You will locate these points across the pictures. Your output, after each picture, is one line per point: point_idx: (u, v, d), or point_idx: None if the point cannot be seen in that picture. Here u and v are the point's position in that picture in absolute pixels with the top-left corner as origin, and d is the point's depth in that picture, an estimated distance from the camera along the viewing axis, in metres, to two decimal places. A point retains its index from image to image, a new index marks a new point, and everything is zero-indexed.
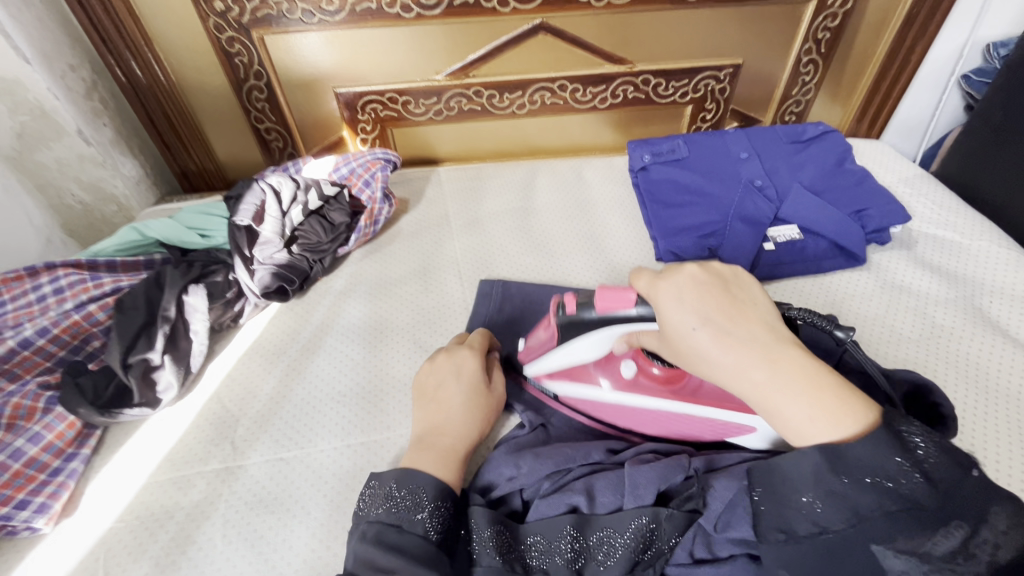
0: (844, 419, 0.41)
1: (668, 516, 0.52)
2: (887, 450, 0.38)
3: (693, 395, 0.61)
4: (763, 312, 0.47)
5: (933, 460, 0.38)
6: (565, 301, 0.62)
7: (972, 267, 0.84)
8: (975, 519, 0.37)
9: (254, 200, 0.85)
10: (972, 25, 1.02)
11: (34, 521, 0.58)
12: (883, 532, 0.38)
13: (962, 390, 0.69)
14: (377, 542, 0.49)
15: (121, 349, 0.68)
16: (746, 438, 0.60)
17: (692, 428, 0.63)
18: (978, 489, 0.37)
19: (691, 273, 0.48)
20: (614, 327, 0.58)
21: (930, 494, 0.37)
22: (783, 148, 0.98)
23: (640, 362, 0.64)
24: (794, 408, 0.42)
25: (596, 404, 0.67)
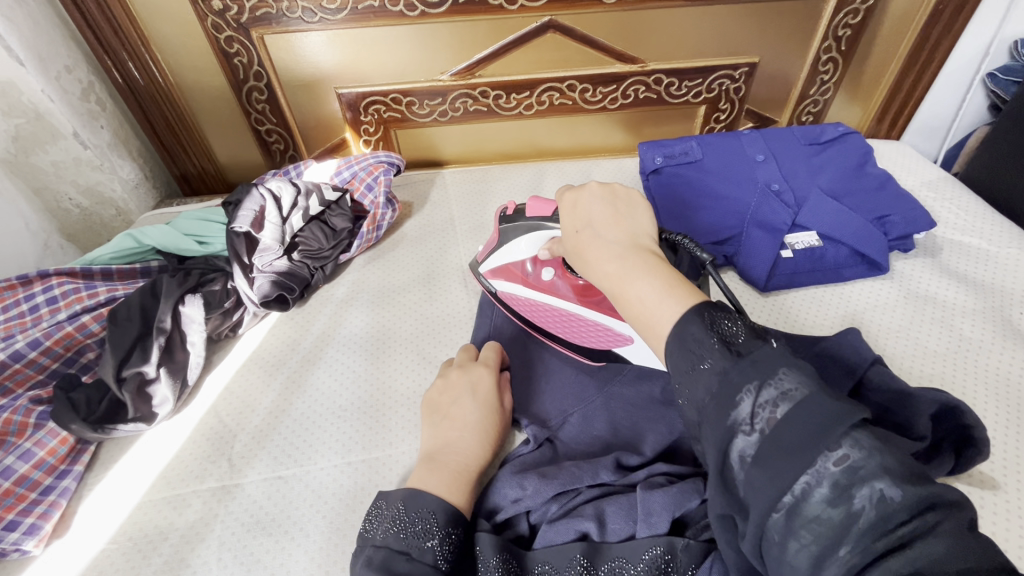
0: (677, 295, 0.40)
1: (685, 546, 0.49)
2: (692, 337, 0.38)
3: (599, 305, 0.69)
4: (635, 226, 0.47)
5: (738, 337, 0.37)
6: (508, 207, 0.73)
7: (1000, 276, 0.81)
8: (758, 379, 0.35)
9: (252, 206, 0.81)
10: (1000, 21, 0.98)
11: (23, 544, 0.56)
12: (715, 413, 0.36)
13: (992, 407, 0.65)
14: (383, 569, 0.46)
15: (115, 363, 0.65)
16: (625, 349, 0.66)
17: (585, 335, 0.70)
18: (771, 355, 0.36)
19: (594, 190, 0.50)
20: (541, 231, 0.68)
21: (721, 368, 0.36)
22: (801, 150, 0.94)
23: (564, 272, 0.72)
24: (640, 287, 0.42)
25: (519, 299, 0.75)
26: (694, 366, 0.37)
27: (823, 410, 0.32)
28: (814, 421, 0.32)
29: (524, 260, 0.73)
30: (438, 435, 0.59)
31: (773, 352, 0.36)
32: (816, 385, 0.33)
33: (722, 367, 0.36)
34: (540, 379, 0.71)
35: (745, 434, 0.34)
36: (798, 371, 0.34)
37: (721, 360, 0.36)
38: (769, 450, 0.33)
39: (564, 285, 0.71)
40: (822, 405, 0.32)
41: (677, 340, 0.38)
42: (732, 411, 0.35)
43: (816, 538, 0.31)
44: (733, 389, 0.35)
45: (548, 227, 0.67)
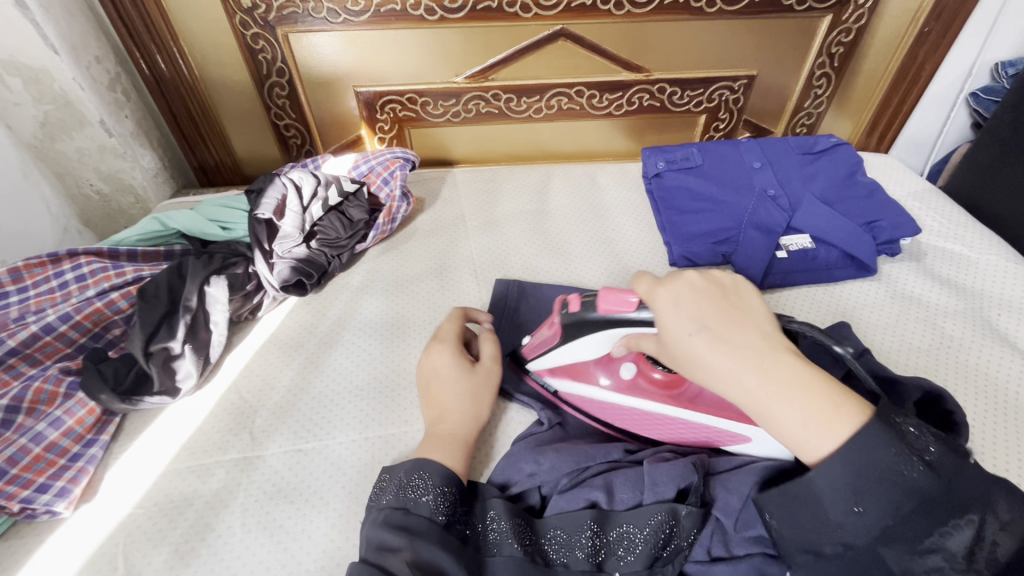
0: (835, 423, 0.42)
1: (687, 513, 0.52)
2: (880, 453, 0.41)
3: (690, 401, 0.60)
4: (758, 321, 0.47)
5: (939, 459, 0.41)
6: (571, 300, 0.63)
7: (981, 281, 0.86)
8: (976, 516, 0.40)
9: (275, 194, 0.86)
10: (981, 46, 1.04)
11: (54, 505, 0.58)
12: (912, 537, 0.41)
13: (972, 399, 0.70)
14: (386, 524, 0.50)
15: (143, 338, 0.68)
16: (741, 447, 0.58)
17: (686, 437, 0.61)
18: (974, 478, 0.41)
19: (690, 280, 0.49)
20: (615, 331, 0.59)
21: (931, 495, 0.40)
22: (795, 158, 0.99)
23: (641, 365, 0.63)
24: (786, 414, 0.43)
25: (593, 403, 0.65)
26: (902, 481, 0.40)
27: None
28: (1021, 562, 0.40)
29: (591, 361, 0.65)
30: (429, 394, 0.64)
31: (985, 481, 0.41)
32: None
33: (930, 490, 0.40)
34: None
35: (942, 555, 0.40)
36: (1009, 504, 0.41)
37: (924, 481, 0.40)
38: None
39: (647, 383, 0.63)
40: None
41: (859, 462, 0.41)
42: (931, 551, 0.40)
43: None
44: (948, 519, 0.40)
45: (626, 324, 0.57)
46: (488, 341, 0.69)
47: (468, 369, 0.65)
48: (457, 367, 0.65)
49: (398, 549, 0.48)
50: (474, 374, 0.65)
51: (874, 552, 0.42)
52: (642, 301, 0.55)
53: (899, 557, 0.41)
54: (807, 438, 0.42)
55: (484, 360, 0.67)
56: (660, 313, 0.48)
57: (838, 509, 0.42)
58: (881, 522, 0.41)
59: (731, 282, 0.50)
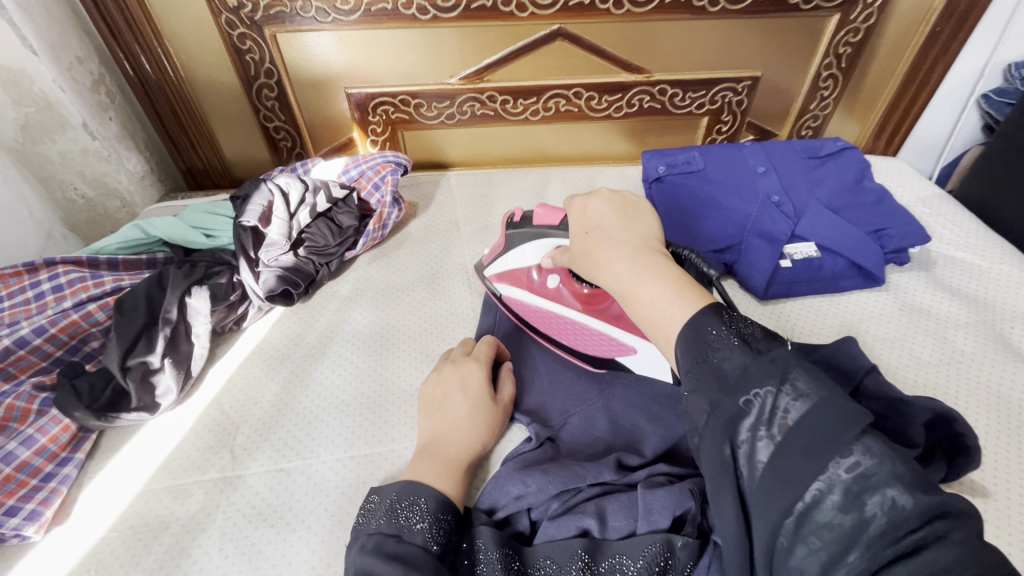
0: (679, 303, 0.43)
1: (683, 544, 0.49)
2: (704, 333, 0.40)
3: (605, 314, 0.70)
4: (646, 229, 0.51)
5: (755, 336, 0.39)
6: (516, 213, 0.73)
7: (993, 292, 0.82)
8: (773, 382, 0.35)
9: (261, 200, 0.83)
10: (994, 46, 1.01)
11: (24, 529, 0.56)
12: (727, 409, 0.36)
13: (984, 418, 0.67)
14: (378, 552, 0.47)
15: (119, 353, 0.66)
16: (628, 359, 0.67)
17: (590, 343, 0.70)
18: (783, 353, 0.37)
19: (603, 196, 0.54)
20: (545, 240, 0.67)
21: (741, 365, 0.37)
22: (800, 163, 0.96)
23: (568, 280, 0.72)
24: (649, 293, 0.45)
25: (524, 306, 0.75)
26: (709, 359, 0.39)
27: (842, 414, 0.33)
28: (822, 427, 0.33)
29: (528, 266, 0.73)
30: (441, 411, 0.62)
31: (792, 355, 0.37)
32: (832, 390, 0.34)
33: (743, 363, 0.37)
34: (542, 379, 0.72)
35: (748, 421, 0.35)
36: (810, 374, 0.35)
37: (740, 356, 0.38)
38: (785, 460, 0.33)
39: (570, 293, 0.72)
40: (836, 410, 0.33)
41: (690, 341, 0.40)
42: (741, 416, 0.36)
43: (827, 545, 0.31)
44: (747, 385, 0.36)
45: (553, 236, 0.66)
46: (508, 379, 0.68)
47: (490, 398, 0.64)
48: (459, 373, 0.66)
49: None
50: (494, 407, 0.64)
51: (712, 435, 0.37)
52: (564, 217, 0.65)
53: (727, 437, 0.36)
54: (667, 316, 0.43)
55: (504, 397, 0.66)
56: (573, 218, 0.55)
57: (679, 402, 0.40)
58: (706, 397, 0.38)
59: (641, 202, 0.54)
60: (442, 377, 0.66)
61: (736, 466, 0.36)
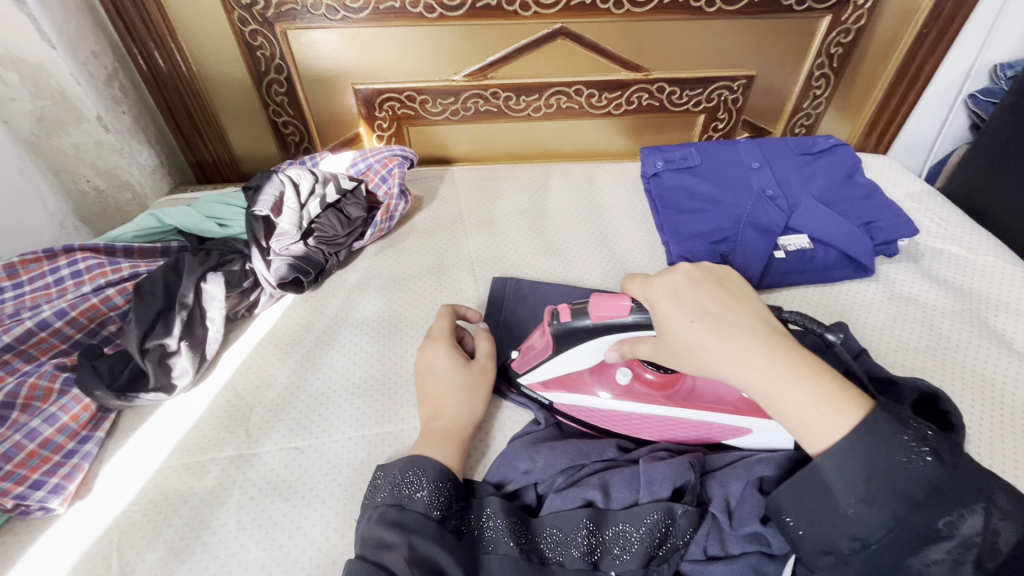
0: (843, 406, 0.44)
1: (683, 512, 0.52)
2: (892, 446, 0.43)
3: (685, 398, 0.62)
4: (756, 304, 0.51)
5: (940, 447, 0.44)
6: (561, 309, 0.59)
7: (979, 282, 0.86)
8: (982, 504, 0.42)
9: (273, 190, 0.86)
10: (980, 48, 1.04)
11: (48, 502, 0.58)
12: (920, 528, 0.42)
13: (969, 400, 0.70)
14: (382, 522, 0.50)
15: (139, 334, 0.68)
16: (741, 440, 0.61)
17: (684, 435, 0.62)
18: (975, 471, 0.43)
19: (684, 273, 0.53)
20: (611, 336, 0.58)
21: (932, 481, 0.42)
22: (793, 159, 0.99)
23: (635, 368, 0.64)
24: (795, 395, 0.45)
25: (594, 412, 0.65)
26: (902, 468, 0.43)
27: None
28: (1020, 551, 0.42)
29: (585, 370, 0.64)
30: (430, 395, 0.64)
31: (986, 474, 0.43)
32: (1022, 507, 0.43)
33: (938, 478, 0.42)
34: None
35: (947, 544, 0.42)
36: (1006, 496, 0.43)
37: (931, 471, 0.42)
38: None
39: (641, 387, 0.63)
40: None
41: (864, 451, 0.43)
42: (940, 535, 0.42)
43: None
44: (950, 507, 0.42)
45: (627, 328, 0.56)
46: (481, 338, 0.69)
47: (464, 364, 0.65)
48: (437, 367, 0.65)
49: (396, 545, 0.48)
50: (476, 373, 0.65)
51: (896, 547, 0.42)
52: (636, 303, 0.55)
53: (917, 554, 0.42)
54: (819, 417, 0.44)
55: (480, 357, 0.67)
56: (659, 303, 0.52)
57: (844, 506, 0.44)
58: (891, 512, 0.42)
59: (725, 274, 0.55)
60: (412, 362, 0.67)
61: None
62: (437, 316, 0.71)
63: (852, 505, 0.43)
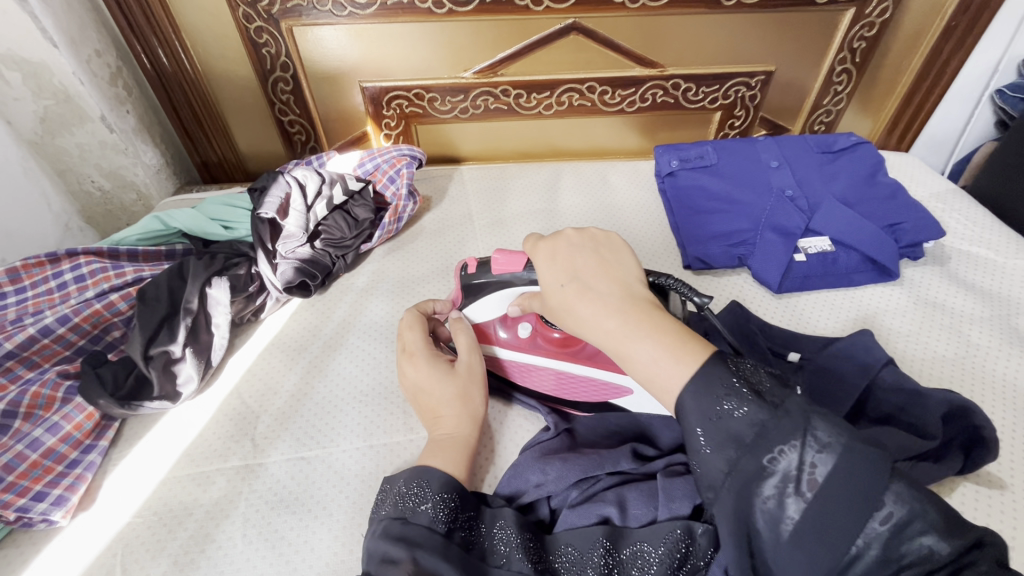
0: (684, 357, 0.43)
1: (704, 531, 0.50)
2: (715, 391, 0.41)
3: (584, 357, 0.67)
4: (625, 271, 0.49)
5: (766, 388, 0.41)
6: (468, 263, 0.68)
7: (1008, 287, 0.82)
8: (799, 439, 0.38)
9: (279, 192, 0.83)
10: (1009, 41, 1.00)
11: (51, 514, 0.56)
12: (752, 469, 0.39)
13: (1000, 412, 0.67)
14: (386, 536, 0.48)
15: (143, 341, 0.67)
16: (624, 400, 0.65)
17: (576, 390, 0.67)
18: (799, 406, 0.39)
19: (568, 237, 0.51)
20: (510, 289, 0.66)
21: (759, 421, 0.39)
22: (814, 158, 0.96)
23: (539, 326, 0.69)
24: (641, 351, 0.44)
25: (495, 360, 0.71)
26: (725, 415, 0.40)
27: (863, 464, 0.37)
28: (849, 481, 0.37)
29: (495, 320, 0.70)
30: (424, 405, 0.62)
31: (807, 405, 0.39)
32: (851, 440, 0.38)
33: (759, 419, 0.39)
34: None
35: (777, 479, 0.38)
36: (827, 424, 0.38)
37: (758, 412, 0.40)
38: (816, 518, 0.37)
39: (542, 342, 0.69)
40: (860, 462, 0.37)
41: (697, 398, 0.41)
42: (765, 477, 0.38)
43: None
44: (769, 444, 0.39)
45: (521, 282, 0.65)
46: (460, 334, 0.66)
47: (449, 372, 0.63)
48: (434, 374, 0.62)
49: (399, 560, 0.46)
50: (460, 376, 0.63)
51: (730, 496, 0.39)
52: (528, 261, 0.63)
53: (747, 497, 0.38)
54: (663, 371, 0.43)
55: (463, 355, 0.64)
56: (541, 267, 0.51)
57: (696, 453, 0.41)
58: (724, 455, 0.40)
59: (607, 237, 0.53)
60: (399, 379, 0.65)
61: (756, 525, 0.38)
62: (406, 327, 0.68)
63: (697, 454, 0.41)
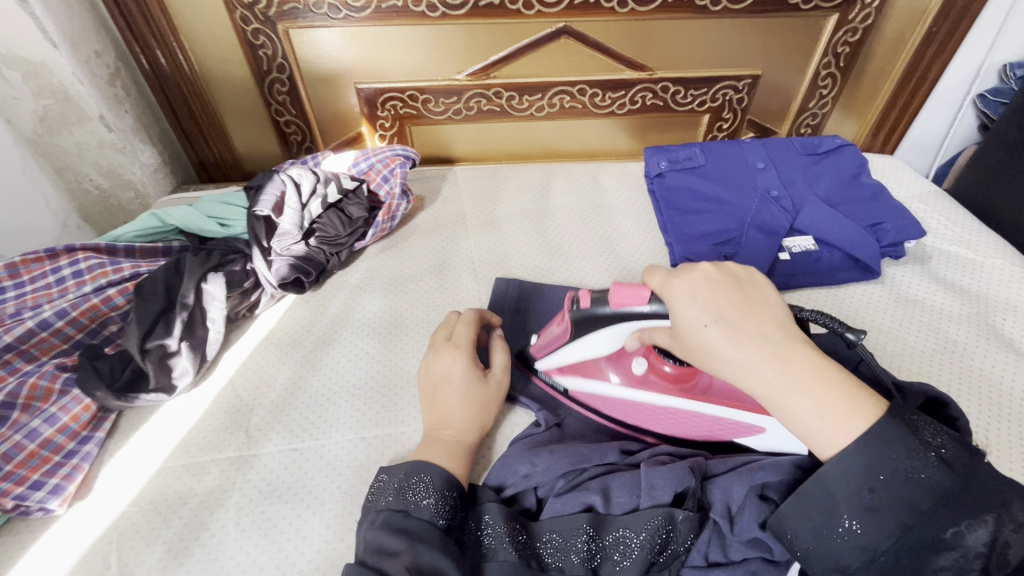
0: (854, 417, 0.42)
1: (684, 518, 0.51)
2: (893, 451, 0.41)
3: (704, 395, 0.62)
4: (774, 311, 0.47)
5: (951, 454, 0.41)
6: (581, 297, 0.60)
7: (986, 285, 0.85)
8: (994, 514, 0.39)
9: (274, 190, 0.86)
10: (989, 47, 1.03)
11: (48, 503, 0.58)
12: (927, 536, 0.40)
13: (976, 405, 0.69)
14: (386, 528, 0.50)
15: (139, 335, 0.68)
16: (754, 439, 0.60)
17: (696, 429, 0.63)
18: (986, 475, 0.41)
19: (705, 272, 0.49)
20: (628, 324, 0.57)
21: (945, 488, 0.40)
22: (799, 159, 0.98)
23: (651, 359, 0.63)
24: (803, 405, 0.43)
25: (604, 401, 0.66)
26: (916, 478, 0.40)
27: None
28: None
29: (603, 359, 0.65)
30: (436, 401, 0.63)
31: (1003, 482, 0.41)
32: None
33: (948, 487, 0.40)
34: None
35: (958, 550, 0.39)
36: (1021, 506, 0.40)
37: (942, 480, 0.40)
38: None
39: (656, 376, 0.64)
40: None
41: (867, 458, 0.41)
42: (946, 549, 0.39)
43: None
44: (953, 518, 0.40)
45: (636, 319, 0.56)
46: (499, 353, 0.68)
47: (480, 381, 0.64)
48: (468, 376, 0.64)
49: (398, 553, 0.47)
50: (487, 385, 0.64)
51: (892, 557, 0.41)
52: (653, 294, 0.53)
53: (922, 562, 0.40)
54: (823, 429, 0.42)
55: (497, 371, 0.66)
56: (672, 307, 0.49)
57: (852, 516, 0.42)
58: (896, 524, 0.41)
59: (747, 275, 0.50)
60: (429, 369, 0.65)
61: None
62: (462, 321, 0.70)
63: (847, 525, 0.42)
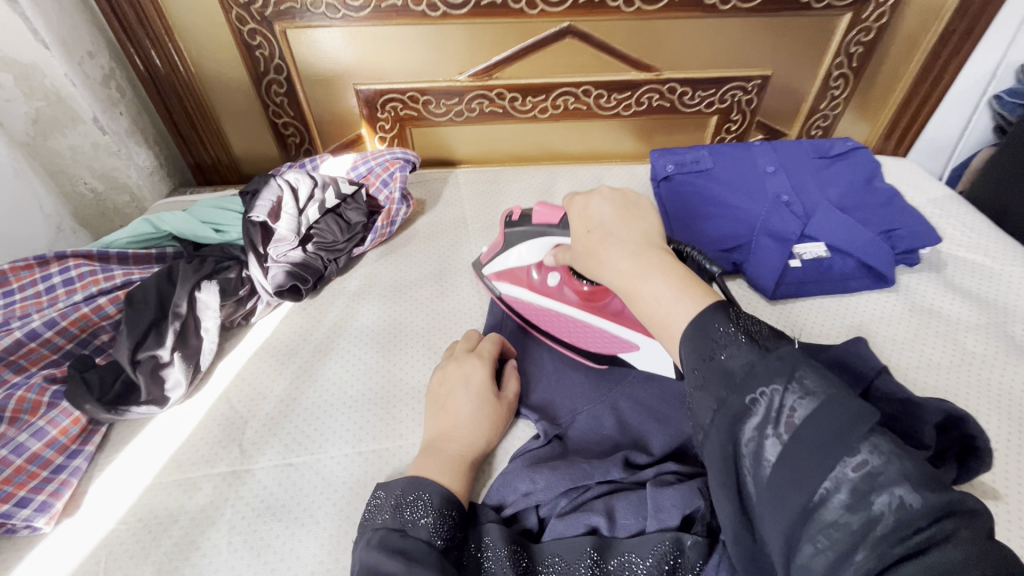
0: (683, 300, 0.43)
1: (693, 543, 0.49)
2: (710, 332, 0.40)
3: (607, 313, 0.70)
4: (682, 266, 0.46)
5: (762, 336, 0.40)
6: (513, 211, 0.70)
7: (1005, 294, 0.82)
8: (781, 380, 0.36)
9: (270, 196, 0.83)
10: (1007, 46, 1.00)
11: (35, 520, 0.56)
12: (736, 406, 0.37)
13: (995, 420, 0.66)
14: (382, 547, 0.48)
15: (130, 345, 0.66)
16: (632, 356, 0.68)
17: (592, 341, 0.70)
18: (790, 353, 0.38)
19: (604, 194, 0.52)
20: (545, 238, 0.65)
21: (747, 362, 0.38)
22: (810, 163, 0.95)
23: (568, 278, 0.72)
24: (655, 289, 0.45)
25: (522, 303, 0.74)
26: (716, 356, 0.39)
27: (848, 411, 0.34)
28: (830, 426, 0.34)
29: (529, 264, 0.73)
30: (446, 408, 0.62)
31: (799, 354, 0.37)
32: (839, 388, 0.35)
33: (747, 361, 0.38)
34: (549, 377, 0.71)
35: (762, 416, 0.36)
36: (816, 372, 0.36)
37: (745, 352, 0.39)
38: (794, 460, 0.34)
39: (570, 292, 0.72)
40: (843, 409, 0.34)
41: (695, 337, 0.41)
42: (747, 415, 0.37)
43: (836, 543, 0.32)
44: (754, 384, 0.37)
45: (554, 236, 0.64)
46: (514, 379, 0.68)
47: (494, 396, 0.64)
48: (482, 386, 0.64)
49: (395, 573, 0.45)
50: (499, 403, 0.64)
51: (717, 430, 0.38)
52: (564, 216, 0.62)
53: (729, 433, 0.37)
54: (675, 309, 0.43)
55: (508, 393, 0.66)
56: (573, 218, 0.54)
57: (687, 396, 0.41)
58: (712, 395, 0.39)
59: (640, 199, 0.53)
60: (446, 375, 0.66)
61: (744, 465, 0.36)
62: (487, 339, 0.71)
63: (688, 398, 0.41)
